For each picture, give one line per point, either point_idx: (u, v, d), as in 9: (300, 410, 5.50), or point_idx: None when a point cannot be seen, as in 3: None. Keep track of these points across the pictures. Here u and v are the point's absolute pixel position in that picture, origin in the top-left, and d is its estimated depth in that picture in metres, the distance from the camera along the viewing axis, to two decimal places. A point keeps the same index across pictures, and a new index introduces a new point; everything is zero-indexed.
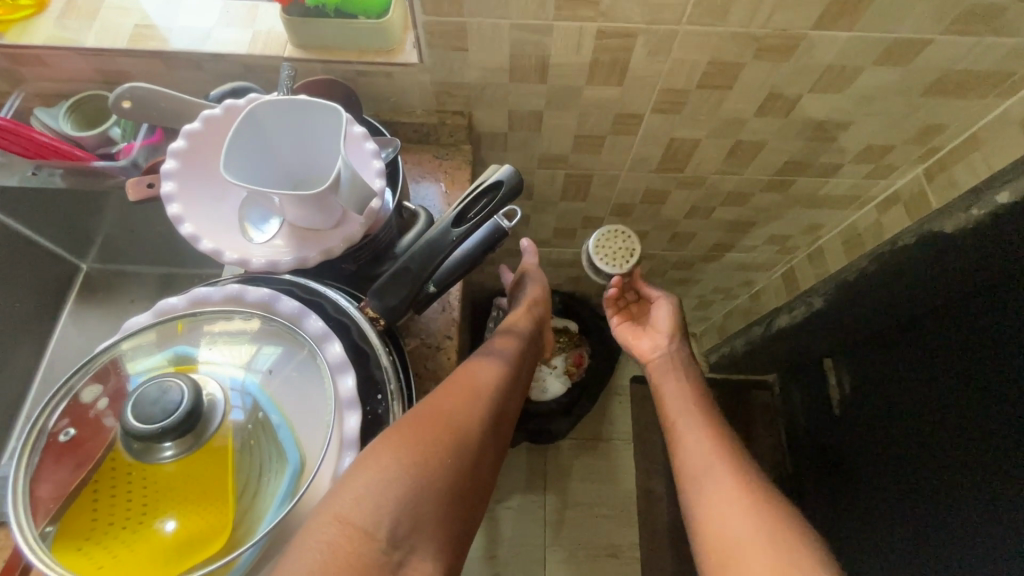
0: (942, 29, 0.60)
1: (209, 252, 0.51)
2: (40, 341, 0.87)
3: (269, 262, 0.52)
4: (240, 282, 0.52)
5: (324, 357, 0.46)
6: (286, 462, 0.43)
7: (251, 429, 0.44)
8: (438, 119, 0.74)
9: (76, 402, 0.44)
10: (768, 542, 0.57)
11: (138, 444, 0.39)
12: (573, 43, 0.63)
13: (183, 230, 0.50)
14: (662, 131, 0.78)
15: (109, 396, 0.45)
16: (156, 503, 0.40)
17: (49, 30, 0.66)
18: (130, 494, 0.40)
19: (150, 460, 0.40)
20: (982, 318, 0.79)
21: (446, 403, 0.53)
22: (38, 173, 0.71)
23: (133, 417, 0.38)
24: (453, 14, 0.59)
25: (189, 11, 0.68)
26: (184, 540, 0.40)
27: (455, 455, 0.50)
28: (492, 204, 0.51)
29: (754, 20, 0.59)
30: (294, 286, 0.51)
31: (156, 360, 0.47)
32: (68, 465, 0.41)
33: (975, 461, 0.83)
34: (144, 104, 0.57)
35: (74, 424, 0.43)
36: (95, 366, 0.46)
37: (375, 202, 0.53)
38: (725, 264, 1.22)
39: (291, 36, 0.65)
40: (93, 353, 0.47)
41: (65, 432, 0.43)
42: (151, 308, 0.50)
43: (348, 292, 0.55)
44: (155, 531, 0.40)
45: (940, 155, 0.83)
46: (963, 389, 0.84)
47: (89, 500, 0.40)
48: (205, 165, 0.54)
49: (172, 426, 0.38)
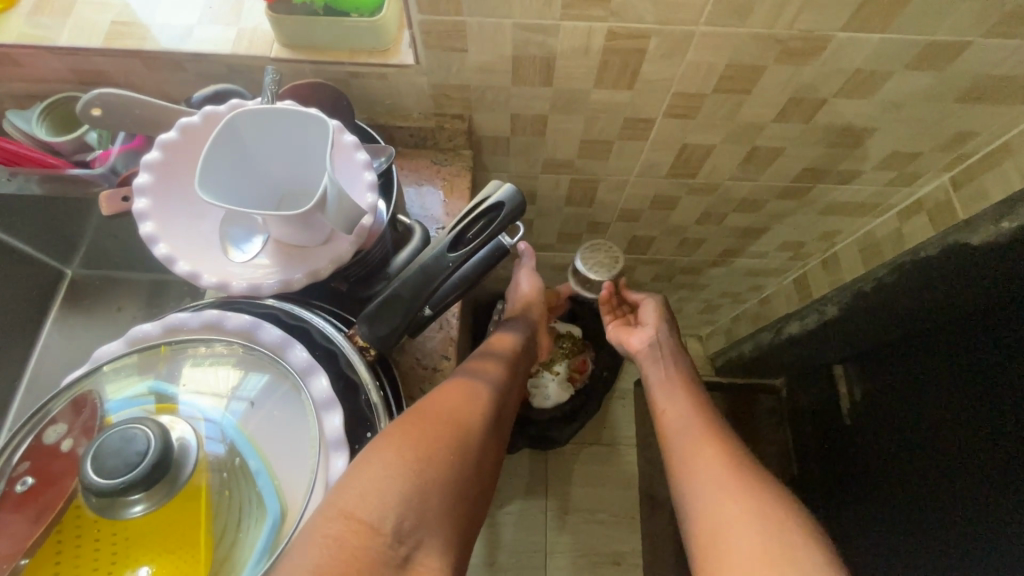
0: (983, 32, 0.55)
1: (186, 275, 0.47)
2: (23, 351, 0.84)
3: (250, 285, 0.48)
4: (218, 308, 0.48)
5: (308, 393, 0.42)
6: (266, 510, 0.39)
7: (228, 476, 0.40)
8: (436, 122, 0.70)
9: (40, 442, 0.41)
10: (766, 528, 0.53)
11: (99, 499, 0.35)
12: (581, 44, 0.58)
13: (157, 252, 0.46)
14: (674, 136, 0.73)
15: (74, 436, 0.41)
16: (128, 550, 0.37)
17: (20, 28, 0.62)
18: (97, 544, 0.37)
19: (116, 515, 0.36)
20: (983, 319, 0.77)
21: (444, 400, 0.51)
22: (13, 178, 0.65)
23: (93, 470, 0.34)
24: (451, 13, 0.55)
25: (170, 7, 0.63)
26: None
27: (458, 451, 0.48)
28: (492, 227, 0.48)
29: (778, 21, 0.55)
30: (278, 312, 0.48)
31: (129, 391, 0.43)
32: (25, 518, 0.38)
33: (977, 460, 0.80)
34: (116, 112, 0.53)
35: (33, 472, 0.40)
36: (60, 401, 0.43)
37: (365, 220, 0.49)
38: (735, 269, 1.18)
39: (278, 35, 0.60)
40: (64, 383, 0.43)
41: (22, 481, 0.39)
42: (123, 336, 0.46)
43: (338, 316, 0.51)
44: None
45: (969, 163, 0.78)
46: (965, 390, 0.81)
47: (53, 551, 0.37)
48: (183, 179, 0.50)
49: (137, 479, 0.35)
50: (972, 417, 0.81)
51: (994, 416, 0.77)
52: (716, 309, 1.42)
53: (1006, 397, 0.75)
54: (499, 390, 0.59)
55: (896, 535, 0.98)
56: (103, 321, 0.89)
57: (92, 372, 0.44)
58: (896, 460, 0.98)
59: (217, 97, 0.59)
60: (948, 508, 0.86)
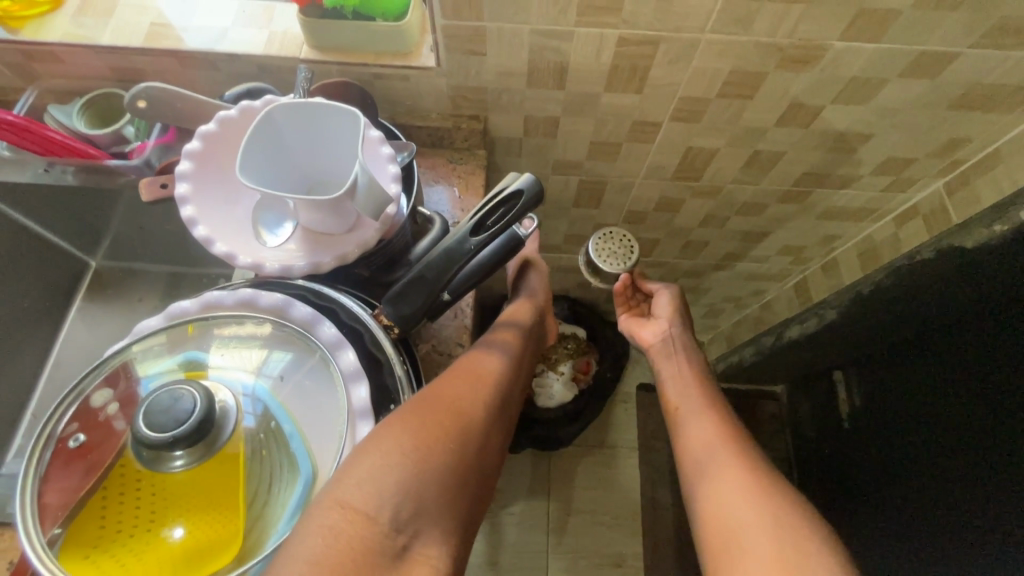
0: (971, 43, 0.59)
1: (223, 255, 0.50)
2: (49, 338, 0.87)
3: (282, 266, 0.51)
4: (252, 287, 0.51)
5: (336, 365, 0.45)
6: (297, 472, 0.42)
7: (263, 439, 0.43)
8: (453, 122, 0.73)
9: (86, 405, 0.44)
10: (772, 525, 0.56)
11: (148, 452, 0.38)
12: (593, 50, 0.62)
13: (197, 233, 0.49)
14: (679, 139, 0.77)
15: (119, 400, 0.44)
16: (165, 510, 0.40)
17: (64, 27, 0.66)
18: (138, 501, 0.40)
19: (161, 469, 0.39)
20: (988, 325, 0.79)
21: (454, 385, 0.51)
22: (51, 170, 0.72)
23: (145, 426, 0.37)
24: (472, 18, 0.59)
25: (205, 11, 0.67)
26: (192, 549, 0.39)
27: (463, 441, 0.48)
28: (510, 215, 0.51)
29: (780, 29, 0.58)
30: (306, 291, 0.50)
31: (166, 364, 0.46)
32: (77, 471, 0.41)
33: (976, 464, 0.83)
34: (159, 105, 0.57)
35: (84, 429, 0.43)
36: (106, 369, 0.45)
37: (390, 208, 0.52)
38: (737, 273, 1.21)
39: (308, 37, 0.64)
40: (106, 355, 0.46)
41: (74, 438, 0.42)
42: (162, 312, 0.49)
43: (362, 298, 0.54)
44: (165, 539, 0.39)
45: (962, 169, 0.81)
46: (969, 395, 0.83)
47: (98, 507, 0.40)
48: (220, 167, 0.53)
49: (184, 435, 0.37)
50: (971, 419, 0.84)
51: (995, 422, 0.80)
52: (718, 314, 1.45)
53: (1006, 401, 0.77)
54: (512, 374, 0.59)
55: (897, 534, 1.00)
56: (124, 311, 0.92)
57: (134, 345, 0.47)
58: (896, 460, 1.00)
59: (248, 94, 0.62)
60: (944, 507, 0.89)
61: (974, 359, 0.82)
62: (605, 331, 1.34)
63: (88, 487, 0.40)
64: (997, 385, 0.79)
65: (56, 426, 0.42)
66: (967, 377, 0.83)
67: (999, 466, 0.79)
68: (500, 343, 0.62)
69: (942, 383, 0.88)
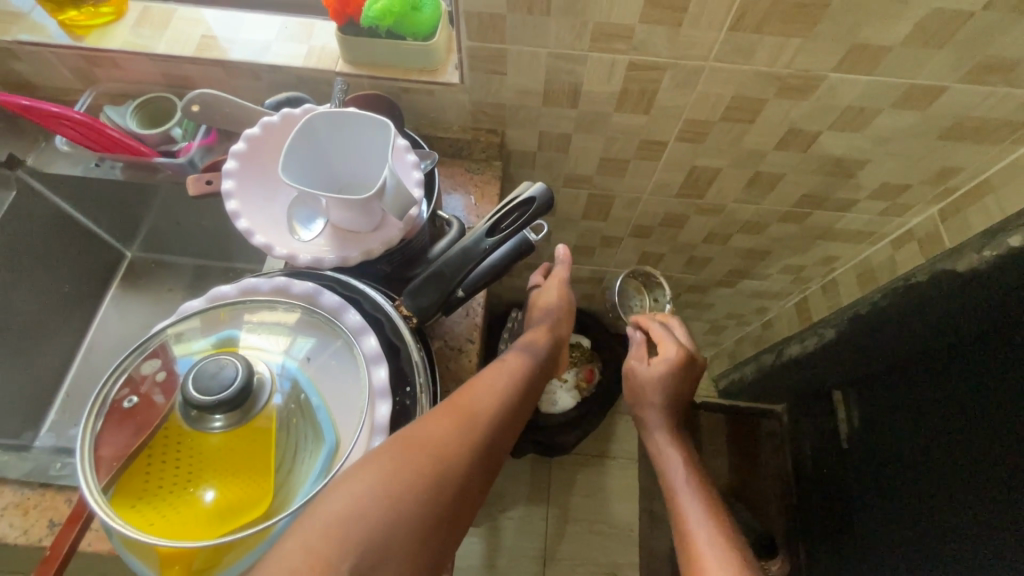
0: (958, 78, 0.63)
1: (261, 246, 0.55)
2: (84, 322, 0.92)
3: (314, 258, 0.56)
4: (286, 276, 0.56)
5: (360, 348, 0.50)
6: (321, 443, 0.47)
7: (292, 411, 0.47)
8: (472, 135, 0.78)
9: (137, 373, 0.48)
10: None
11: (194, 412, 0.43)
12: (605, 73, 0.67)
13: (239, 225, 0.55)
14: (684, 158, 0.81)
15: (165, 370, 0.49)
16: (203, 469, 0.44)
17: (124, 36, 0.72)
18: (180, 459, 0.44)
19: (202, 430, 0.44)
20: (975, 351, 0.80)
21: (433, 424, 0.48)
22: (101, 164, 0.79)
23: (194, 389, 0.42)
24: (495, 41, 0.64)
25: (252, 26, 0.74)
26: (226, 505, 0.43)
27: (436, 491, 0.44)
28: (522, 219, 0.55)
29: (778, 60, 0.63)
30: (334, 282, 0.55)
31: (208, 341, 0.51)
32: (128, 429, 0.45)
33: (967, 488, 0.84)
34: (209, 110, 0.63)
35: (136, 392, 0.47)
36: (156, 342, 0.51)
37: (413, 210, 0.57)
38: (739, 291, 1.24)
39: (343, 52, 0.70)
40: (155, 330, 0.51)
41: (126, 400, 0.47)
42: (204, 295, 0.54)
43: (384, 291, 0.58)
44: (199, 497, 0.44)
45: (956, 196, 0.85)
46: (959, 416, 0.84)
47: (144, 463, 0.44)
48: (261, 166, 0.58)
49: (227, 399, 0.42)
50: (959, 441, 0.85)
51: (983, 446, 0.81)
52: (721, 330, 1.48)
53: (994, 428, 0.78)
54: (506, 409, 0.54)
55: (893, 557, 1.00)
56: (154, 300, 0.97)
57: (176, 323, 0.52)
58: (888, 477, 1.02)
59: (289, 103, 0.68)
60: (939, 532, 0.89)
61: (964, 382, 0.83)
62: (609, 342, 1.38)
63: (135, 446, 0.45)
64: (982, 409, 0.80)
65: (108, 391, 0.47)
66: (955, 401, 0.85)
67: (993, 493, 0.79)
68: (497, 374, 0.58)
69: (932, 406, 0.90)
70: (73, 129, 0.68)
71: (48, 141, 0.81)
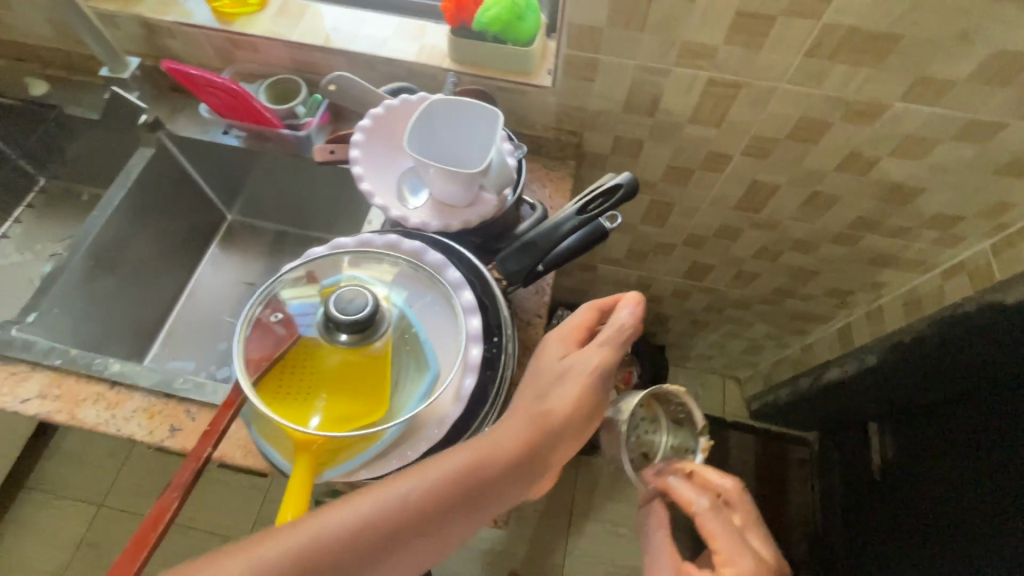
0: (1019, 116, 0.68)
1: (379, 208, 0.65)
2: (187, 272, 1.04)
3: (422, 223, 0.65)
4: (398, 234, 0.64)
5: (459, 301, 0.58)
6: (425, 374, 0.54)
7: (403, 344, 0.55)
8: (553, 134, 0.87)
9: (278, 296, 0.58)
10: None
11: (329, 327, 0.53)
12: (685, 86, 0.74)
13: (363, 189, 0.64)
14: (746, 172, 0.87)
15: (300, 298, 0.58)
16: (332, 377, 0.53)
17: (265, 24, 0.84)
18: (315, 367, 0.53)
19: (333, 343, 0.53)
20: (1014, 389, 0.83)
21: (312, 532, 0.39)
22: (227, 133, 0.90)
23: (335, 306, 0.51)
24: (590, 51, 0.72)
25: (373, 23, 0.84)
26: (348, 410, 0.52)
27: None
28: (606, 204, 0.62)
29: (847, 86, 0.69)
30: (436, 244, 0.63)
31: (332, 280, 0.59)
32: (273, 338, 0.55)
33: (981, 517, 0.86)
34: (344, 91, 0.73)
35: (278, 310, 0.56)
36: (291, 274, 0.59)
37: (507, 190, 0.67)
38: (782, 310, 1.28)
39: (452, 52, 0.80)
40: (289, 266, 0.60)
41: (270, 316, 0.56)
42: (326, 243, 0.63)
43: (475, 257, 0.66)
44: (327, 401, 0.52)
45: (1009, 233, 0.87)
46: (990, 450, 0.87)
47: (284, 366, 0.53)
48: (382, 141, 0.68)
49: (359, 320, 0.51)
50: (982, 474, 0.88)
51: (1001, 479, 0.83)
52: (759, 350, 1.51)
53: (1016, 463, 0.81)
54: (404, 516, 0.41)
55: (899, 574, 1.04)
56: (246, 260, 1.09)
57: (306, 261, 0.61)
58: (911, 504, 1.05)
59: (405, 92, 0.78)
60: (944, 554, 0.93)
61: (997, 418, 0.86)
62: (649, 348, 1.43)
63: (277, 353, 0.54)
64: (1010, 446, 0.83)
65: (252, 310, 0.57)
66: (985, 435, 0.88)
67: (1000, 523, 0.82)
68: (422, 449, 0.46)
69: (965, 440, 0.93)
70: (216, 96, 0.80)
71: (185, 107, 0.92)
